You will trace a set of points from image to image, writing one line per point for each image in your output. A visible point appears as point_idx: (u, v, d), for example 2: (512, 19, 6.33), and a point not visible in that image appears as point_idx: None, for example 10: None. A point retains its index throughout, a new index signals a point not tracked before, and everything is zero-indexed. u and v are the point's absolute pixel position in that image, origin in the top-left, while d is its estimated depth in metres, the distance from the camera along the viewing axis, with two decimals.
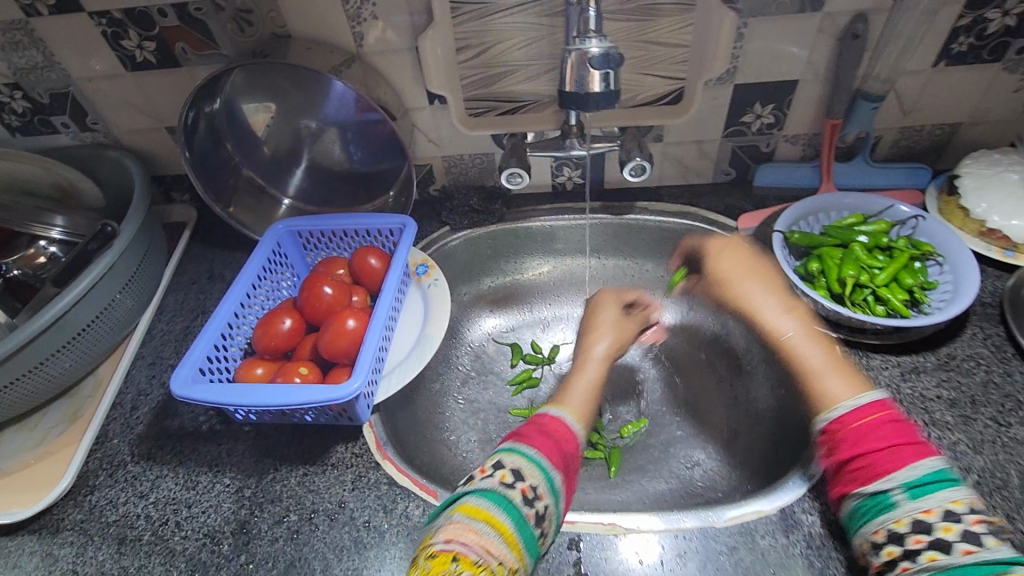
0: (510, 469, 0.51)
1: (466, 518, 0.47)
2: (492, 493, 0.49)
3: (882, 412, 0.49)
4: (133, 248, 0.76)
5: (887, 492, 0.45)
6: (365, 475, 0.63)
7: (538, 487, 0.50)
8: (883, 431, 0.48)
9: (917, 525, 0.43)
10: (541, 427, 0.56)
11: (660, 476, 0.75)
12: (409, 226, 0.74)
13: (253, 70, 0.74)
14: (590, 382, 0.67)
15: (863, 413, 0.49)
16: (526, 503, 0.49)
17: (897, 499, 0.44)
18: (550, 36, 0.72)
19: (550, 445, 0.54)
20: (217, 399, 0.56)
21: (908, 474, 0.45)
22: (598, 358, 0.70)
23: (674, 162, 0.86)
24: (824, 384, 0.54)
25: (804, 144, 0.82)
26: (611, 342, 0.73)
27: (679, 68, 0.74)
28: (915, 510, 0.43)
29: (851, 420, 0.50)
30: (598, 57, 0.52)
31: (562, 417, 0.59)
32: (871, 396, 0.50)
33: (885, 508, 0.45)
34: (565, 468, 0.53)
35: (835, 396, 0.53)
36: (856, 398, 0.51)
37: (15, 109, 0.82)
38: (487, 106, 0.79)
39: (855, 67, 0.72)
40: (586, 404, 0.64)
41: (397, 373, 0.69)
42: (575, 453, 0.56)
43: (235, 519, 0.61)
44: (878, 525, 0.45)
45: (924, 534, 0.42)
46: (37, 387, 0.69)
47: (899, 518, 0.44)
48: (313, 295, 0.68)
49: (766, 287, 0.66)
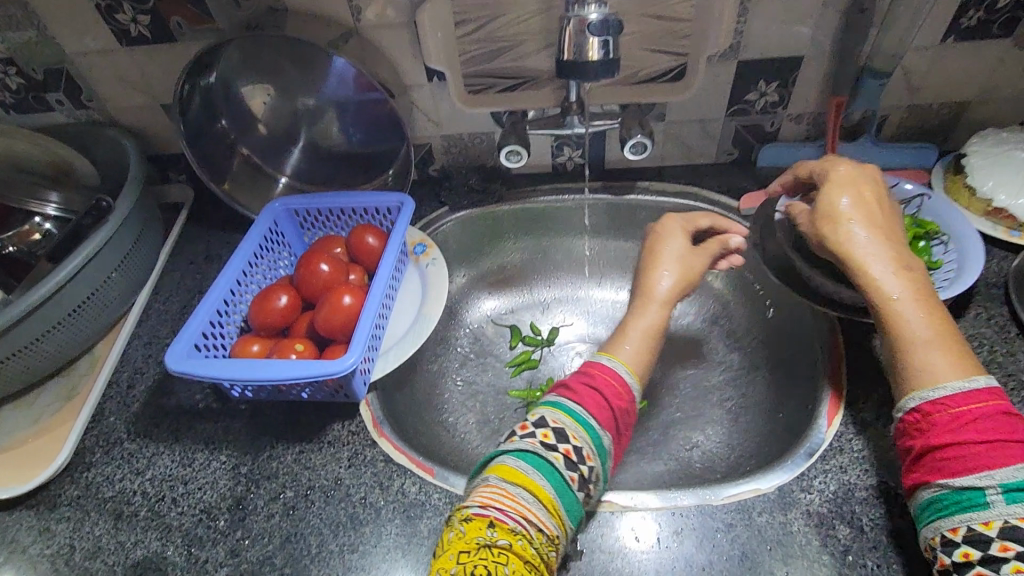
0: (552, 428, 0.52)
1: (502, 483, 0.48)
2: (530, 456, 0.50)
3: (991, 400, 0.44)
4: (128, 226, 0.76)
5: (981, 491, 0.42)
6: (361, 453, 0.63)
7: (583, 448, 0.51)
8: (984, 422, 0.44)
9: (1012, 532, 0.40)
10: (588, 382, 0.56)
11: (660, 459, 0.73)
12: (406, 203, 0.73)
13: (248, 46, 0.73)
14: (648, 328, 0.63)
15: (956, 400, 0.45)
16: (569, 467, 0.50)
17: (991, 500, 0.41)
18: (551, 10, 0.71)
19: (598, 401, 0.55)
20: (212, 373, 0.55)
21: (1010, 474, 0.41)
22: (661, 299, 0.66)
23: (676, 141, 0.85)
24: (925, 356, 0.48)
25: (809, 123, 0.81)
26: (678, 278, 0.67)
27: (680, 44, 0.71)
28: (1011, 516, 0.40)
29: (946, 406, 0.45)
30: (596, 23, 0.51)
31: (615, 368, 0.58)
32: (983, 381, 0.45)
33: (974, 507, 0.42)
34: (614, 424, 0.55)
35: (936, 375, 0.47)
36: (965, 379, 0.46)
37: (10, 86, 0.81)
38: (485, 83, 0.78)
39: (862, 42, 0.70)
40: (642, 357, 0.61)
41: (394, 351, 0.68)
42: (627, 414, 0.57)
43: (231, 495, 0.61)
44: (959, 523, 0.42)
45: (1015, 543, 0.40)
46: (33, 364, 0.69)
47: (989, 522, 0.41)
48: (310, 271, 0.67)
49: (884, 246, 0.54)
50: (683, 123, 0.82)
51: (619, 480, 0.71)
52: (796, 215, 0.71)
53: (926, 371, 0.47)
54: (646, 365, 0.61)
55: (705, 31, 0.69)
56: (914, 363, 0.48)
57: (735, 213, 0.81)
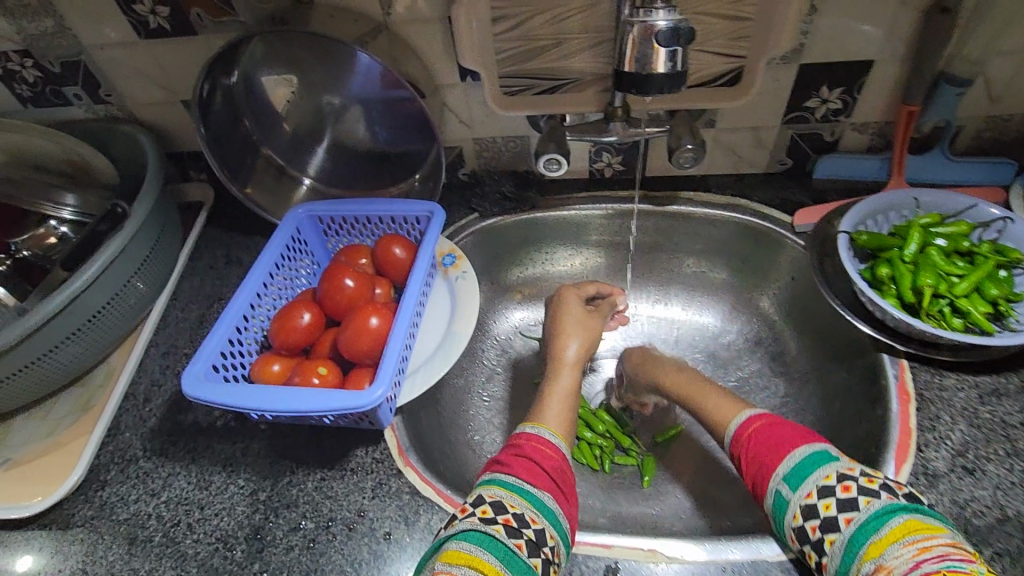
0: (489, 503, 0.49)
1: (447, 566, 0.44)
2: (472, 533, 0.46)
3: (759, 421, 0.54)
4: (146, 231, 0.72)
5: (779, 490, 0.48)
6: (386, 483, 0.59)
7: (524, 513, 0.49)
8: (757, 440, 0.52)
9: (808, 513, 0.45)
10: (517, 454, 0.55)
11: (695, 490, 0.71)
12: (436, 214, 0.69)
13: (273, 41, 0.68)
14: (563, 396, 0.63)
15: (740, 434, 0.54)
16: (512, 535, 0.47)
17: (786, 492, 0.47)
18: (597, 7, 0.65)
19: (529, 467, 0.53)
20: (230, 401, 0.52)
21: (785, 464, 0.48)
22: (572, 363, 0.67)
23: (726, 150, 0.79)
24: (717, 407, 0.60)
25: (874, 133, 0.75)
26: (582, 343, 0.69)
27: (740, 45, 0.65)
28: (801, 498, 0.46)
29: (737, 444, 0.54)
30: (666, 31, 0.47)
31: (539, 434, 0.57)
32: (748, 410, 0.57)
33: (783, 507, 0.47)
34: (555, 485, 0.52)
35: (726, 415, 0.58)
36: (739, 417, 0.56)
37: (26, 79, 0.78)
38: (522, 85, 0.73)
39: (944, 46, 0.63)
40: (563, 417, 0.60)
41: (422, 374, 0.64)
42: (564, 473, 0.54)
43: (248, 524, 0.58)
44: (790, 528, 0.46)
45: (814, 520, 0.45)
46: (47, 375, 0.66)
47: (795, 513, 0.46)
48: (334, 287, 0.64)
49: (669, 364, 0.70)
50: (734, 130, 0.76)
51: (656, 514, 0.70)
52: (861, 237, 0.64)
53: (711, 412, 0.60)
54: (570, 427, 0.60)
55: (769, 28, 0.62)
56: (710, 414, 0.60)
57: (789, 229, 0.74)
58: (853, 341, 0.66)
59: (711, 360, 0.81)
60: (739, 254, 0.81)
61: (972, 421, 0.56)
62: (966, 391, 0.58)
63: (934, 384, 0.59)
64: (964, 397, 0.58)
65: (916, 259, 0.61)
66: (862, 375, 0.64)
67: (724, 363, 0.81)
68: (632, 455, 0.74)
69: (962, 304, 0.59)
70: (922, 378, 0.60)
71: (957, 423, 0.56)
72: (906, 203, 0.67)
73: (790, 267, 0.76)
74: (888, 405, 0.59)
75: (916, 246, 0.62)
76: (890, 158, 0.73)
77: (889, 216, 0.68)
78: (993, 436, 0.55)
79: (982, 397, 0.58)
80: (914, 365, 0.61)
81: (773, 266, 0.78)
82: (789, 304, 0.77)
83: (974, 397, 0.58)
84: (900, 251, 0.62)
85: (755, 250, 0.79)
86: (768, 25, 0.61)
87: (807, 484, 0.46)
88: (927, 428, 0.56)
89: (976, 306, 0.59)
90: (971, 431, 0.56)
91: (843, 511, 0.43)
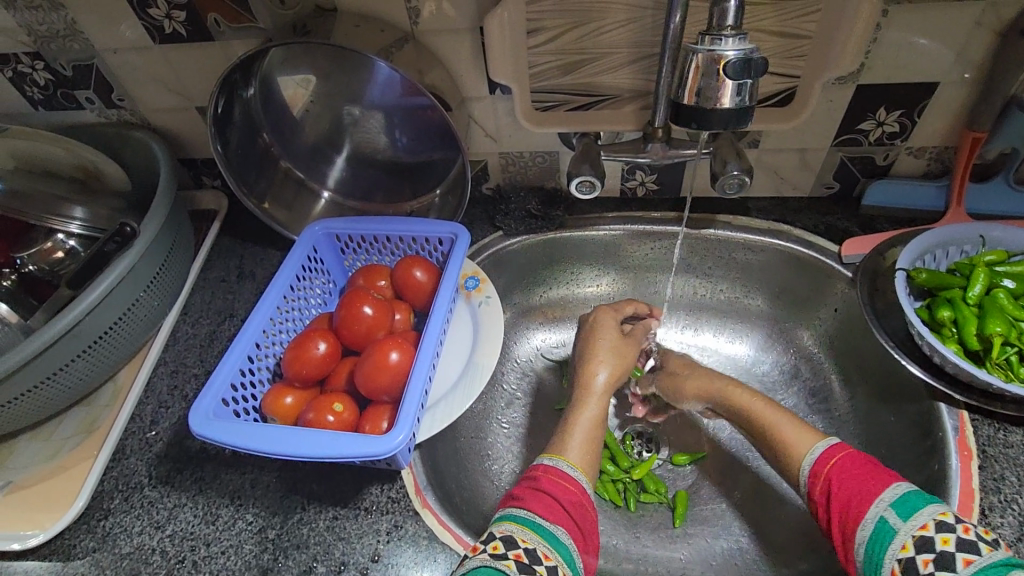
0: (500, 539, 0.46)
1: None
2: (482, 570, 0.42)
3: (843, 451, 0.50)
4: (157, 245, 0.69)
5: (882, 518, 0.44)
6: (402, 526, 0.56)
7: (537, 548, 0.45)
8: (852, 467, 0.48)
9: (922, 545, 0.41)
10: (532, 487, 0.51)
11: (728, 533, 0.67)
12: (461, 236, 0.66)
13: (294, 48, 0.65)
14: (587, 427, 0.58)
15: (828, 458, 0.50)
16: (523, 570, 0.43)
17: (893, 523, 0.43)
18: (639, 20, 0.60)
19: (544, 501, 0.49)
20: (240, 442, 0.49)
21: (893, 493, 0.45)
22: (599, 392, 0.62)
23: (768, 171, 0.74)
24: (785, 431, 0.55)
25: (931, 158, 0.70)
26: (612, 372, 0.64)
27: (795, 64, 0.61)
28: (914, 528, 0.42)
29: (821, 468, 0.50)
30: (736, 62, 0.43)
31: (557, 466, 0.53)
32: (827, 440, 0.52)
33: (886, 538, 0.43)
34: (572, 521, 0.48)
35: (797, 446, 0.54)
36: (813, 449, 0.52)
37: (37, 81, 0.75)
38: (556, 100, 0.69)
39: (1019, 69, 0.58)
40: (586, 447, 0.56)
41: (442, 408, 0.60)
42: (583, 510, 0.50)
43: (256, 565, 0.54)
44: (889, 562, 0.42)
45: (928, 554, 0.40)
46: (51, 397, 0.63)
47: (903, 545, 0.42)
48: (351, 315, 0.61)
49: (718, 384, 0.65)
50: (779, 151, 0.71)
51: (684, 560, 0.65)
52: (920, 275, 0.59)
53: (778, 437, 0.56)
54: (594, 460, 0.56)
55: (829, 46, 0.57)
56: (777, 440, 0.56)
57: (836, 259, 0.69)
58: (905, 385, 0.62)
59: None
60: (778, 282, 0.76)
61: None
62: None
63: (998, 440, 0.54)
64: None
65: (981, 302, 0.57)
66: (915, 423, 0.59)
67: None
68: (658, 493, 0.70)
69: None
70: (985, 433, 0.55)
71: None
72: (970, 239, 0.62)
73: (835, 298, 0.71)
74: (946, 461, 0.54)
75: (981, 287, 0.57)
76: (948, 186, 0.68)
77: (948, 252, 0.63)
78: None
79: None
80: (975, 417, 0.56)
81: (816, 296, 0.73)
82: (832, 338, 0.73)
83: None
84: (963, 291, 0.58)
85: (796, 278, 0.74)
86: (829, 42, 0.57)
87: (922, 515, 0.42)
88: (992, 490, 0.52)
89: None
90: None
91: (964, 550, 0.39)
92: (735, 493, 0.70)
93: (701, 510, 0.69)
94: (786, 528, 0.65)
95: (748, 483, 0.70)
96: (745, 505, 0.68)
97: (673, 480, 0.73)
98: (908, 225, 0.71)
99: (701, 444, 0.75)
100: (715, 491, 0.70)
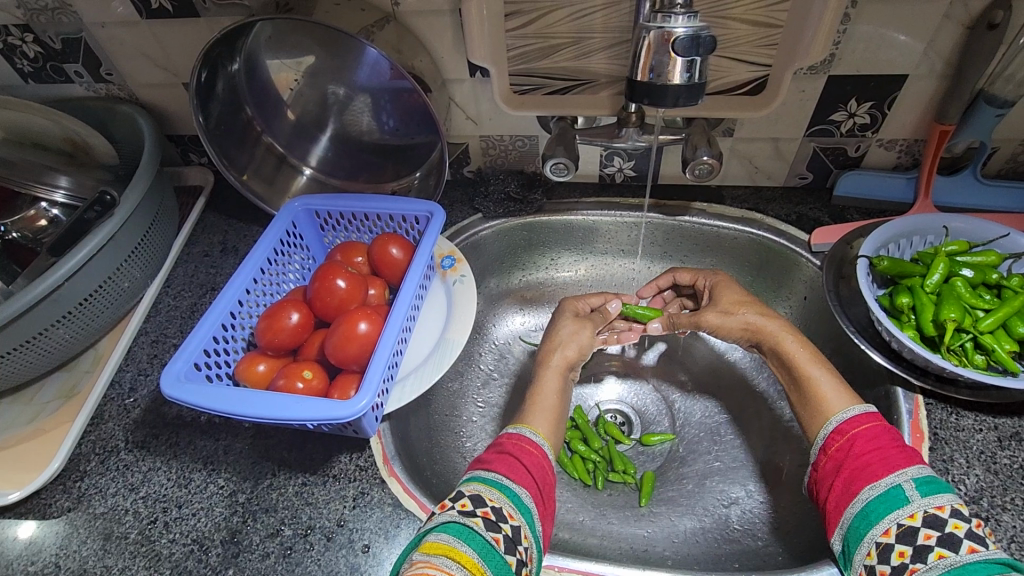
0: (470, 496, 0.47)
1: (427, 556, 0.42)
2: (452, 525, 0.44)
3: (874, 421, 0.49)
4: (137, 217, 0.71)
5: (900, 487, 0.44)
6: (367, 493, 0.57)
7: (502, 508, 0.46)
8: (883, 437, 0.48)
9: (931, 520, 0.42)
10: (499, 451, 0.52)
11: (693, 513, 0.67)
12: (436, 214, 0.67)
13: (281, 26, 0.66)
14: (549, 399, 0.59)
15: (860, 421, 0.49)
16: (490, 528, 0.45)
17: (909, 494, 0.43)
18: (609, 8, 0.62)
19: (509, 464, 0.50)
20: (208, 404, 0.51)
21: (919, 471, 0.44)
22: (555, 368, 0.62)
23: (743, 160, 0.76)
24: (824, 390, 0.53)
25: (902, 151, 0.71)
26: (572, 351, 0.63)
27: (768, 52, 0.62)
28: (930, 506, 0.42)
29: (849, 427, 0.49)
30: (684, 39, 0.45)
31: (520, 433, 0.54)
32: (864, 407, 0.51)
33: (895, 504, 0.43)
34: (536, 485, 0.50)
35: (831, 405, 0.52)
36: (847, 409, 0.51)
37: (27, 54, 0.76)
38: (533, 84, 0.70)
39: (986, 63, 0.59)
40: (547, 415, 0.58)
41: (412, 381, 0.62)
42: (544, 471, 0.52)
43: (226, 526, 0.56)
44: (888, 523, 0.43)
45: (933, 530, 0.41)
46: (34, 360, 0.65)
47: (912, 514, 0.43)
48: (325, 288, 0.63)
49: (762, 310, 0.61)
50: (753, 140, 0.73)
51: (647, 535, 0.65)
52: (882, 263, 0.60)
53: (816, 391, 0.54)
54: (555, 428, 0.58)
55: (801, 31, 0.57)
56: (813, 396, 0.54)
57: (805, 248, 0.71)
58: (867, 370, 0.63)
59: (714, 376, 0.79)
60: (752, 269, 0.77)
61: (990, 467, 0.53)
62: (984, 434, 0.55)
63: (950, 423, 0.56)
64: (982, 440, 0.55)
65: (939, 290, 0.58)
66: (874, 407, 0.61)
67: (729, 382, 0.78)
68: (629, 474, 0.70)
69: (986, 341, 0.55)
70: (938, 416, 0.56)
71: (973, 468, 0.53)
72: (933, 229, 0.64)
73: (804, 285, 0.72)
74: None
75: (940, 276, 0.58)
76: (917, 177, 0.70)
77: (913, 242, 0.65)
78: (1012, 484, 0.52)
79: (1001, 441, 0.54)
80: (931, 403, 0.57)
81: (788, 283, 0.74)
82: (802, 324, 0.74)
83: (993, 441, 0.54)
84: (922, 280, 0.59)
85: (770, 265, 0.75)
86: (800, 30, 0.57)
87: (941, 497, 0.43)
88: (941, 471, 0.53)
89: (1000, 344, 0.55)
90: (987, 477, 0.52)
91: (971, 539, 0.40)
92: (701, 472, 0.71)
93: (668, 490, 0.70)
94: (747, 504, 0.67)
95: (713, 462, 0.72)
96: (708, 483, 0.69)
97: (642, 460, 0.74)
98: (876, 215, 0.73)
99: (669, 422, 0.77)
100: (680, 471, 0.72)
